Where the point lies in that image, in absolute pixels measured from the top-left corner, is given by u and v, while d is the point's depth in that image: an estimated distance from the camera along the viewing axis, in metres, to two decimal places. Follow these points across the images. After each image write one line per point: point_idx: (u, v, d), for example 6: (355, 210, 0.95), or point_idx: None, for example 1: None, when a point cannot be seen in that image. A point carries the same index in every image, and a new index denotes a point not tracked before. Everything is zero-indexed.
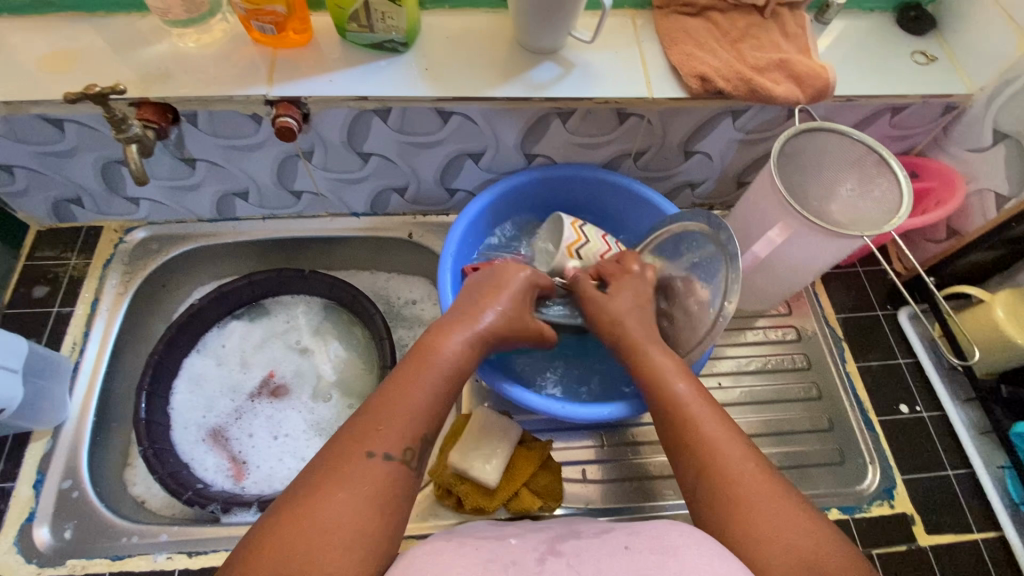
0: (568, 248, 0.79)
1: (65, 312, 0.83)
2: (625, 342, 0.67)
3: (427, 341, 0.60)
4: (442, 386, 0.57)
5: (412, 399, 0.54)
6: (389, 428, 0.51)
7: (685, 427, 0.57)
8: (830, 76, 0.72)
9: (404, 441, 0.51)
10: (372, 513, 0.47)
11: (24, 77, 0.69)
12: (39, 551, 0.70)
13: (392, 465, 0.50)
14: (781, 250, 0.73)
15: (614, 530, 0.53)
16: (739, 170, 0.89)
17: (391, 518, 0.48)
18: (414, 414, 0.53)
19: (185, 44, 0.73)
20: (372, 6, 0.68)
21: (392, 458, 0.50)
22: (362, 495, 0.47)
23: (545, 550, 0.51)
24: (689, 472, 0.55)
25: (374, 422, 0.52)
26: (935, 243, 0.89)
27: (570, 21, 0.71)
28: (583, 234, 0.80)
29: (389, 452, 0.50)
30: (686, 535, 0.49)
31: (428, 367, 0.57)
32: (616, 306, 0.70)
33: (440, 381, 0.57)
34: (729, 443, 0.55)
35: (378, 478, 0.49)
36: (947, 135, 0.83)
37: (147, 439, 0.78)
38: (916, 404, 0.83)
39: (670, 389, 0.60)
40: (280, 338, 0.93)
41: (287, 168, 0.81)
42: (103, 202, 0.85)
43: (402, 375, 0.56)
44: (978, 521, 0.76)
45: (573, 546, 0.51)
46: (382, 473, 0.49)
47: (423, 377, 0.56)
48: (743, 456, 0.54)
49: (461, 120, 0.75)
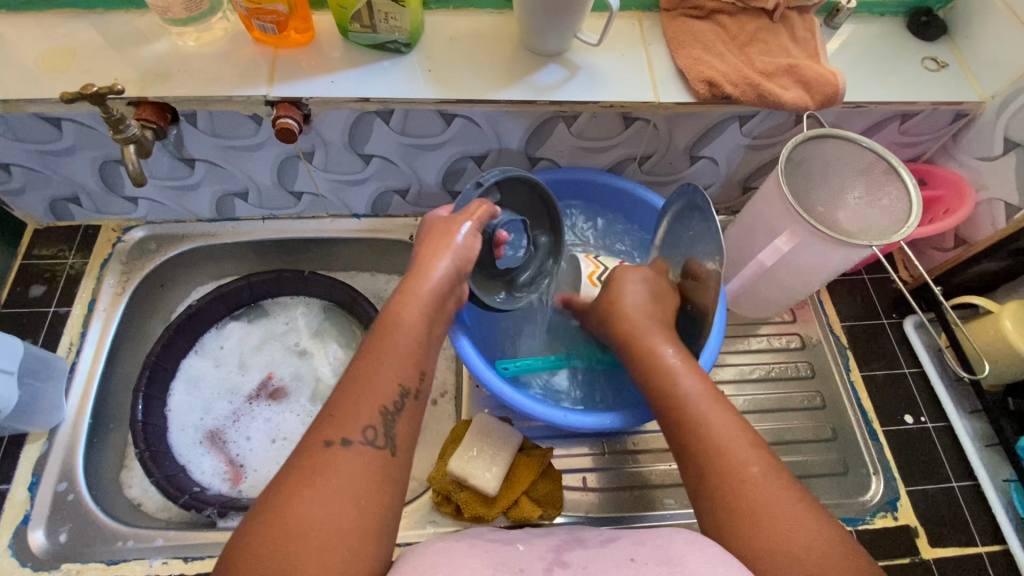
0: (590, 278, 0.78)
1: (62, 312, 0.82)
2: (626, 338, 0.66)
3: (389, 307, 0.59)
4: (404, 353, 0.55)
5: (374, 379, 0.53)
6: (350, 414, 0.50)
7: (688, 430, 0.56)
8: (840, 81, 0.71)
9: (365, 423, 0.50)
10: (345, 505, 0.46)
11: (21, 75, 0.68)
12: (33, 555, 0.70)
13: (355, 450, 0.49)
14: (788, 259, 0.72)
15: (620, 540, 0.53)
16: (745, 175, 0.88)
17: (369, 507, 0.47)
18: (374, 393, 0.52)
19: (185, 43, 0.72)
20: (375, 6, 0.67)
21: (352, 443, 0.49)
22: (331, 489, 0.46)
23: (551, 560, 0.50)
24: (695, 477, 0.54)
25: (337, 411, 0.51)
26: (942, 252, 0.88)
27: (576, 23, 0.69)
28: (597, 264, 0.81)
29: (350, 437, 0.49)
30: (690, 544, 0.49)
31: (389, 338, 0.56)
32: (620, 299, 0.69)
33: (402, 350, 0.55)
34: (733, 446, 0.54)
35: (345, 469, 0.48)
36: (956, 143, 0.82)
37: (144, 441, 0.78)
38: (921, 414, 0.82)
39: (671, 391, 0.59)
40: (279, 339, 0.92)
41: (288, 168, 0.80)
42: (101, 201, 0.84)
43: (365, 352, 0.55)
44: (982, 534, 0.75)
45: (579, 557, 0.50)
46: (348, 462, 0.48)
47: (383, 350, 0.55)
48: (747, 458, 0.53)
49: (464, 122, 0.74)
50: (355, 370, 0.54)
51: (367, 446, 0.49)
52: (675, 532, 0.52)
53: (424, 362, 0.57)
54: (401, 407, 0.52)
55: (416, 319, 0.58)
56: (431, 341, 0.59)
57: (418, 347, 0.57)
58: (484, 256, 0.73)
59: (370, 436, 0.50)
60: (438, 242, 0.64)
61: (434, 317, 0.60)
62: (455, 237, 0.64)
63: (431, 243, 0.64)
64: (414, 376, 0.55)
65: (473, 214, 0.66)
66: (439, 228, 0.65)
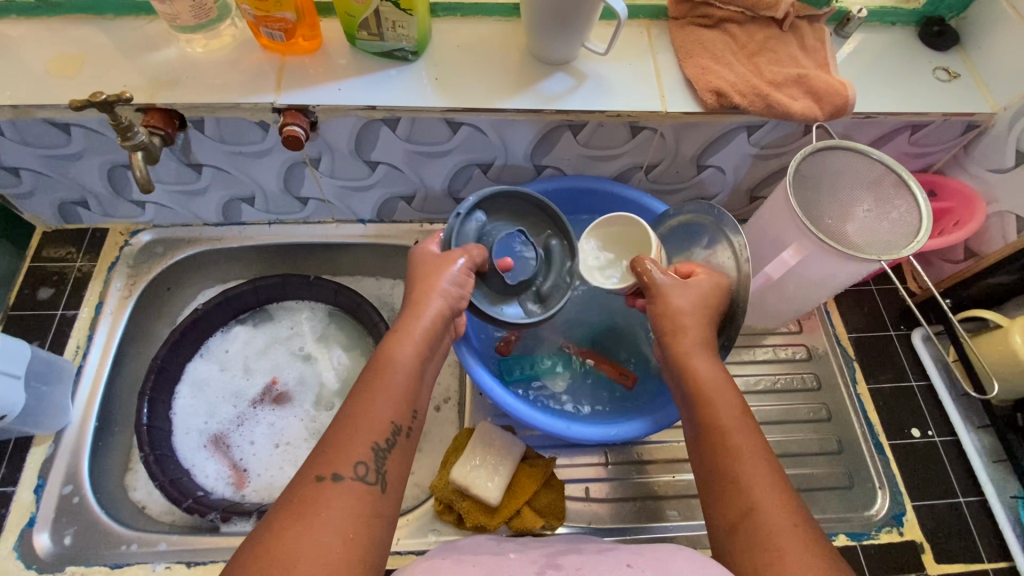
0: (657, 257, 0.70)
1: (69, 315, 0.83)
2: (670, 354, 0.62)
3: (382, 349, 0.60)
4: (396, 391, 0.57)
5: (365, 415, 0.54)
6: (338, 451, 0.51)
7: (724, 468, 0.53)
8: (850, 92, 0.70)
9: (357, 458, 0.51)
10: (334, 538, 0.47)
11: (32, 81, 0.69)
12: (38, 557, 0.70)
13: (346, 484, 0.50)
14: (794, 271, 0.71)
15: (618, 549, 0.54)
16: (754, 183, 0.87)
17: (358, 540, 0.48)
18: (365, 430, 0.53)
19: (193, 50, 0.72)
20: (382, 15, 0.67)
21: (342, 478, 0.50)
22: (321, 521, 0.47)
23: (546, 562, 0.53)
24: (726, 520, 0.51)
25: (327, 448, 0.52)
26: (953, 264, 0.87)
27: (584, 31, 0.69)
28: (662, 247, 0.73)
29: (341, 473, 0.50)
30: (692, 561, 0.50)
31: (382, 378, 0.57)
32: (674, 302, 0.63)
33: (393, 388, 0.57)
34: (767, 490, 0.51)
35: (336, 502, 0.49)
36: (967, 154, 0.81)
37: (149, 445, 0.78)
38: (928, 428, 0.81)
39: (714, 421, 0.56)
40: (284, 344, 0.92)
41: (294, 174, 0.80)
42: (109, 205, 0.85)
43: (356, 393, 0.56)
44: (988, 551, 0.74)
45: (574, 560, 0.52)
46: (340, 498, 0.49)
47: (376, 391, 0.56)
48: (778, 505, 0.50)
49: (470, 130, 0.74)
50: (346, 410, 0.55)
51: (357, 481, 0.50)
52: (679, 548, 0.53)
53: (416, 401, 0.59)
54: (392, 444, 0.54)
55: (410, 357, 0.59)
56: (425, 377, 0.61)
57: (411, 387, 0.58)
58: (493, 279, 0.71)
59: (360, 471, 0.51)
60: (427, 283, 0.64)
61: (428, 356, 0.61)
62: (444, 273, 0.65)
63: (421, 285, 0.65)
64: (406, 415, 0.57)
65: (468, 253, 0.67)
66: (426, 267, 0.66)
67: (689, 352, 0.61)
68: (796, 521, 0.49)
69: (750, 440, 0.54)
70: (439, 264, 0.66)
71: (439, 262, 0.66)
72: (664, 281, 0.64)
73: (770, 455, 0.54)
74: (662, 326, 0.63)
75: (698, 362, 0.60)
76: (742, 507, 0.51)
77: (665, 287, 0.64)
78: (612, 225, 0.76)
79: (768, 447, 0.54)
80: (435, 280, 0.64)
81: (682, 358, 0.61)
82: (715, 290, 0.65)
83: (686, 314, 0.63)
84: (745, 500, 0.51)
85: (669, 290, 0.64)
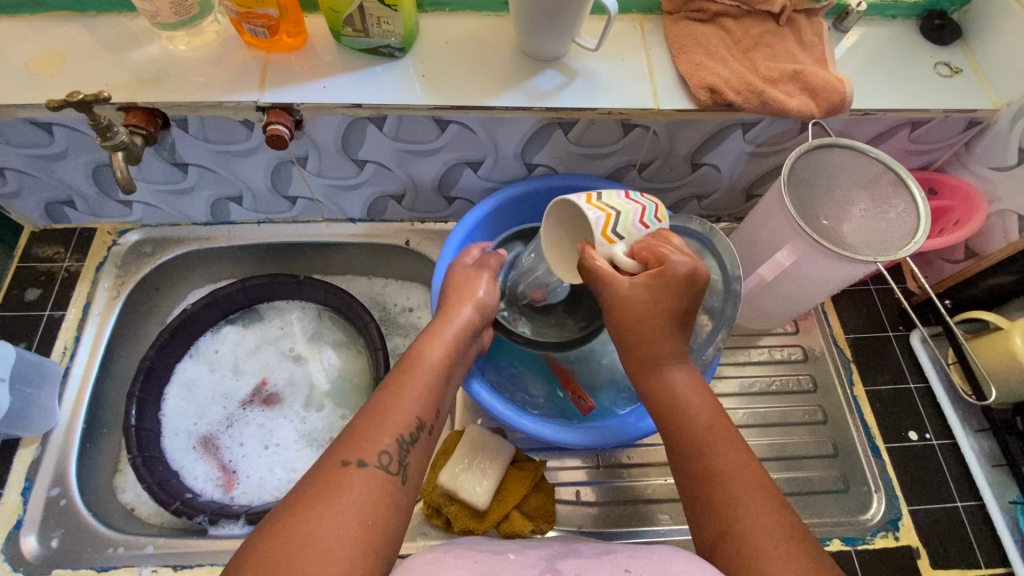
0: (603, 234, 0.59)
1: (57, 317, 0.82)
2: (638, 362, 0.60)
3: (415, 348, 0.61)
4: (424, 390, 0.57)
5: (391, 408, 0.55)
6: (365, 437, 0.52)
7: (709, 483, 0.53)
8: (848, 89, 0.68)
9: (381, 447, 0.51)
10: (353, 520, 0.46)
11: (12, 79, 0.67)
12: (25, 560, 0.70)
13: (369, 471, 0.50)
14: (789, 272, 0.70)
15: (614, 552, 0.54)
16: (750, 182, 0.86)
17: (375, 527, 0.47)
18: (392, 421, 0.54)
19: (176, 47, 0.71)
20: (367, 11, 0.65)
21: (367, 464, 0.50)
22: (341, 505, 0.46)
23: (543, 567, 0.52)
24: (711, 533, 0.51)
25: (354, 435, 0.52)
26: (952, 263, 0.85)
27: (574, 27, 0.67)
28: (608, 206, 0.59)
29: (366, 459, 0.50)
30: (691, 565, 0.49)
31: (410, 374, 0.58)
32: (638, 300, 0.58)
33: (421, 387, 0.57)
34: (753, 504, 0.51)
35: (358, 487, 0.48)
36: (969, 151, 0.79)
37: (137, 446, 0.78)
38: (926, 431, 0.80)
39: (693, 433, 0.56)
40: (274, 345, 0.91)
41: (282, 173, 0.79)
42: (96, 204, 0.84)
43: (386, 385, 0.57)
44: (986, 556, 0.73)
45: (573, 565, 0.52)
46: (361, 483, 0.49)
47: (404, 386, 0.57)
48: (765, 519, 0.50)
49: (459, 129, 0.72)
50: (375, 400, 0.56)
51: (380, 469, 0.50)
52: (672, 548, 0.53)
53: (440, 402, 0.59)
54: (416, 438, 0.54)
55: (441, 359, 0.60)
56: (450, 384, 0.61)
57: (437, 389, 0.59)
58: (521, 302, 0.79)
59: (383, 460, 0.51)
60: (459, 295, 0.67)
61: (455, 363, 0.62)
62: (474, 290, 0.68)
63: (456, 296, 0.67)
64: (431, 413, 0.57)
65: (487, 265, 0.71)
66: (456, 277, 0.70)
67: (654, 366, 0.59)
68: (778, 533, 0.49)
69: (732, 452, 0.54)
70: (470, 272, 0.70)
71: (470, 275, 0.70)
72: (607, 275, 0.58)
73: (754, 465, 0.54)
74: (623, 333, 0.60)
75: (665, 376, 0.59)
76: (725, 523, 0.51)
77: (618, 289, 0.58)
78: (561, 208, 0.64)
79: (745, 456, 0.54)
80: (465, 288, 0.68)
81: (651, 371, 0.60)
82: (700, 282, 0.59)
83: (650, 316, 0.59)
84: (722, 519, 0.51)
85: (621, 289, 0.58)
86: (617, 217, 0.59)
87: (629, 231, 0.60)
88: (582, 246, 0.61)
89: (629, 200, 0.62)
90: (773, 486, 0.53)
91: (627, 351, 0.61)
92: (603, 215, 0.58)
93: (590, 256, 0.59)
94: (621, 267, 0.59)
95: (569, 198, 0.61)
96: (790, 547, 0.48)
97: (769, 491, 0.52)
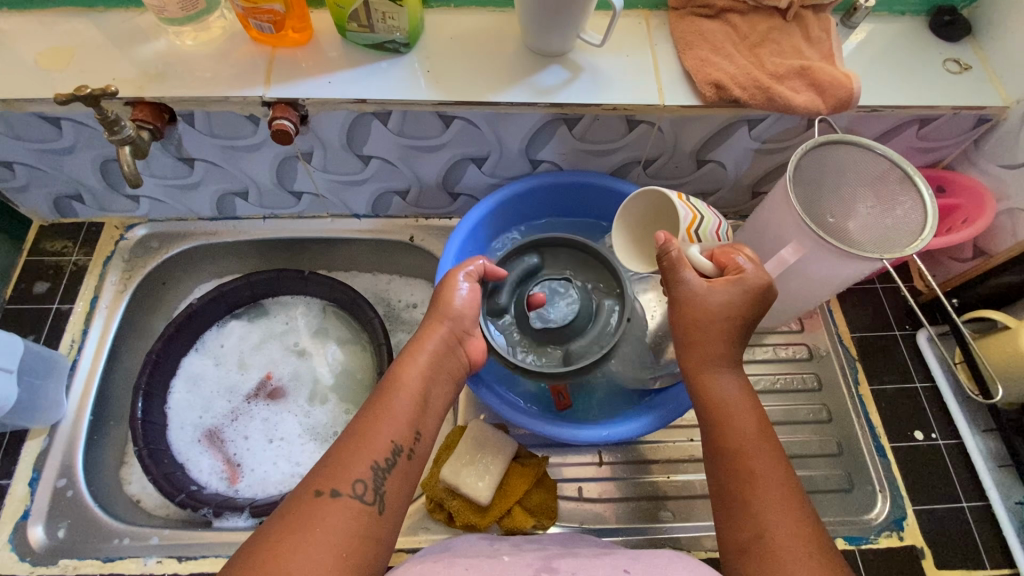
0: (687, 231, 0.65)
1: (64, 309, 0.83)
2: (689, 360, 0.61)
3: (391, 372, 0.61)
4: (403, 412, 0.57)
5: (367, 437, 0.55)
6: (338, 468, 0.52)
7: (746, 489, 0.53)
8: (856, 85, 0.67)
9: (354, 476, 0.52)
10: (327, 555, 0.47)
11: (20, 73, 0.68)
12: (32, 549, 0.71)
13: (342, 501, 0.50)
14: (795, 269, 0.69)
15: (615, 553, 0.54)
16: (755, 179, 0.85)
17: (350, 559, 0.48)
18: (367, 451, 0.54)
19: (183, 42, 0.71)
20: (372, 6, 0.65)
21: (340, 495, 0.51)
22: (315, 538, 0.48)
23: (541, 567, 0.52)
24: (740, 536, 0.52)
25: (330, 464, 0.53)
26: (960, 262, 0.84)
27: (579, 22, 0.67)
28: (694, 210, 0.67)
29: (339, 489, 0.51)
30: (690, 569, 0.51)
31: (388, 398, 0.58)
32: (706, 302, 0.59)
33: (399, 410, 0.57)
34: (786, 517, 0.51)
35: (331, 518, 0.49)
36: (978, 149, 0.78)
37: (144, 440, 0.79)
38: (932, 430, 0.79)
39: (738, 439, 0.56)
40: (279, 339, 0.92)
41: (287, 168, 0.79)
42: (103, 199, 0.84)
43: (365, 409, 0.57)
44: (991, 557, 0.72)
45: (571, 564, 0.52)
46: (334, 514, 0.49)
47: (380, 413, 0.57)
48: (796, 532, 0.51)
49: (463, 124, 0.72)
50: (352, 426, 0.56)
51: (354, 500, 0.51)
52: (675, 555, 0.53)
53: (422, 423, 0.59)
54: (393, 464, 0.54)
55: (416, 381, 0.60)
56: (432, 402, 0.61)
57: (416, 411, 0.58)
58: (524, 323, 0.76)
59: (358, 489, 0.51)
60: (436, 312, 0.66)
61: (435, 378, 0.62)
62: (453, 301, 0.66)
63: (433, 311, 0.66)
64: (410, 436, 0.57)
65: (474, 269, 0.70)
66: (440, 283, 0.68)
67: (709, 366, 0.60)
68: (808, 546, 0.50)
69: (770, 461, 0.55)
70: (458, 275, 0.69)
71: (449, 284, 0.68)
72: (689, 274, 0.60)
73: (789, 476, 0.54)
74: (679, 333, 0.61)
75: (715, 378, 0.60)
76: (754, 530, 0.51)
77: (696, 289, 0.60)
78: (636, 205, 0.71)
79: (784, 466, 0.55)
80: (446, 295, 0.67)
81: (702, 372, 0.60)
82: (736, 305, 0.59)
83: (714, 319, 0.59)
84: (755, 524, 0.51)
85: (697, 290, 0.59)
86: (698, 216, 0.66)
87: (707, 237, 0.67)
88: (666, 238, 0.62)
89: (709, 211, 0.69)
90: (806, 500, 0.54)
91: (682, 349, 0.61)
92: (691, 212, 0.65)
93: (674, 249, 0.61)
94: (698, 267, 0.62)
95: (665, 189, 0.66)
96: (820, 560, 0.49)
97: (804, 503, 0.53)
